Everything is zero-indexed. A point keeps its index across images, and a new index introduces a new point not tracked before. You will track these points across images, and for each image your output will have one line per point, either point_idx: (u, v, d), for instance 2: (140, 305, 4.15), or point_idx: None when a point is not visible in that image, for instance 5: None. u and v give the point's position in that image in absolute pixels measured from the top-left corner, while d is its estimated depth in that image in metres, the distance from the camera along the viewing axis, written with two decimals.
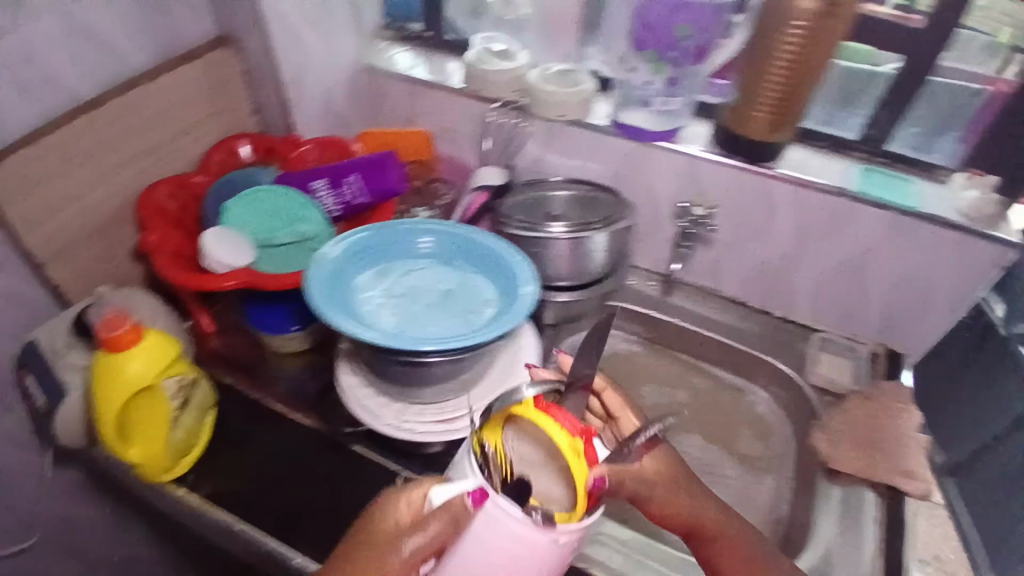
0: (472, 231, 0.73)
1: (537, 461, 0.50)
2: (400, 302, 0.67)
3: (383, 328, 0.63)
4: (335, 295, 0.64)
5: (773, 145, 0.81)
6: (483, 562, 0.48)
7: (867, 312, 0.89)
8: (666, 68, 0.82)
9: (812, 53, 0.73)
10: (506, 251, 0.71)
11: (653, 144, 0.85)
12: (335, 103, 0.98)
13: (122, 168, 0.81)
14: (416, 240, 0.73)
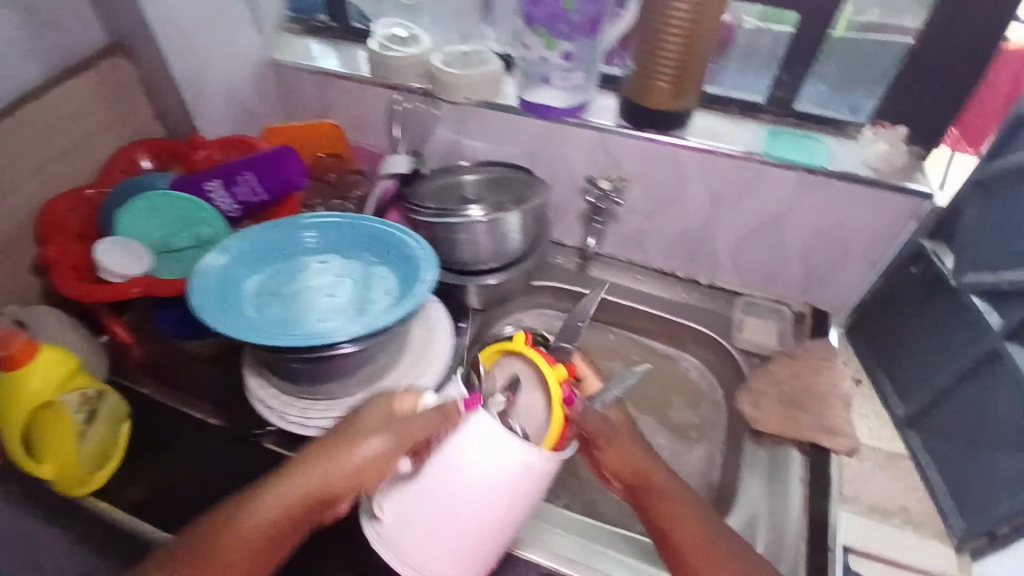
0: (371, 219, 0.72)
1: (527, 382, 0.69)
2: (299, 298, 0.67)
3: (278, 325, 0.62)
4: (227, 299, 0.63)
5: (678, 112, 0.79)
6: (466, 472, 0.56)
7: (789, 273, 0.89)
8: (558, 43, 0.78)
9: (702, 17, 0.71)
10: (405, 237, 0.70)
11: (560, 120, 0.84)
12: (242, 97, 0.97)
13: (16, 184, 0.78)
14: (316, 235, 0.72)
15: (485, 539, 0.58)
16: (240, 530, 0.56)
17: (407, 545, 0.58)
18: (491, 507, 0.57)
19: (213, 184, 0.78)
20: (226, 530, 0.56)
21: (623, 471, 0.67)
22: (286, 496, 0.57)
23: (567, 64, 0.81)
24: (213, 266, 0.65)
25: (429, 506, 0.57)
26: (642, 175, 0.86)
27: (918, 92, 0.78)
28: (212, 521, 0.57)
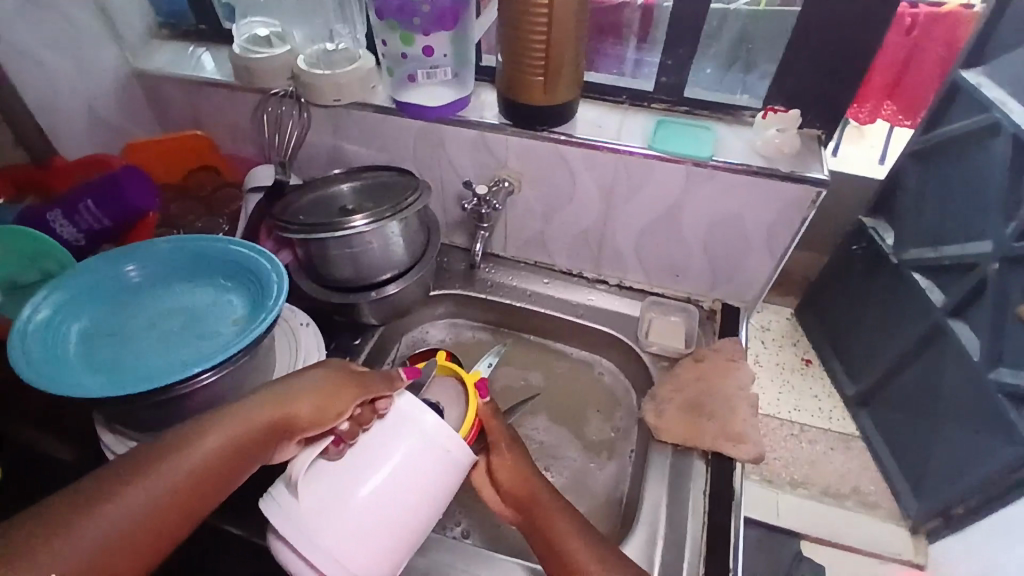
0: (212, 240, 0.65)
1: (450, 390, 0.66)
2: (149, 339, 0.60)
3: (121, 373, 0.56)
4: (55, 352, 0.55)
5: (557, 106, 0.73)
6: (388, 462, 0.51)
7: (694, 267, 0.84)
8: (416, 39, 0.73)
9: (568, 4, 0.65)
10: (252, 255, 0.64)
11: (439, 122, 0.78)
12: (107, 113, 0.89)
13: None
14: (161, 265, 0.65)
15: (400, 542, 0.51)
16: (180, 462, 0.48)
17: (315, 536, 0.48)
18: (427, 481, 0.52)
19: (52, 214, 0.69)
20: (163, 460, 0.48)
21: (511, 493, 0.62)
22: (234, 428, 0.51)
23: (432, 60, 0.76)
24: (34, 321, 0.56)
25: (357, 480, 0.50)
26: (533, 173, 0.80)
27: (808, 69, 0.73)
28: (146, 449, 0.49)
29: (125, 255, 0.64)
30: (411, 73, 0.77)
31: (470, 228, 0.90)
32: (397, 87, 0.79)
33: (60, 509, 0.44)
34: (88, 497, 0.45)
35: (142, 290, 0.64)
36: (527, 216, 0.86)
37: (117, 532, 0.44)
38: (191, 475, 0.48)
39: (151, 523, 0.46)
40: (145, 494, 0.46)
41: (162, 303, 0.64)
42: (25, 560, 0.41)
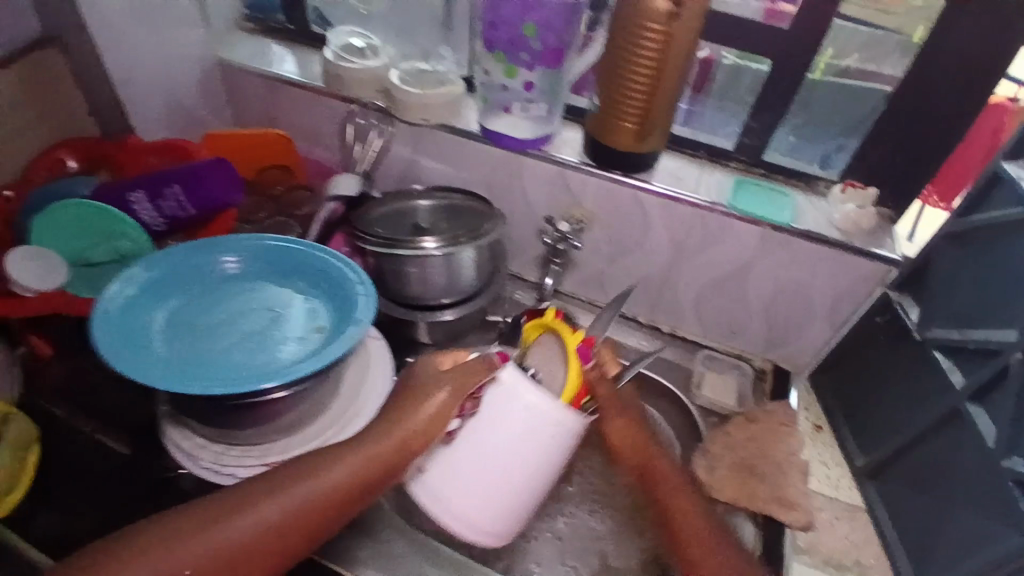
0: (303, 248, 0.65)
1: (554, 353, 0.65)
2: (234, 330, 0.60)
3: (202, 364, 0.56)
4: (138, 334, 0.56)
5: (643, 155, 0.76)
6: (496, 437, 0.56)
7: (752, 325, 0.85)
8: (518, 72, 0.74)
9: (674, 57, 0.68)
10: (343, 270, 0.64)
11: (523, 153, 0.79)
12: (186, 102, 0.88)
13: None
14: (246, 260, 0.65)
15: (517, 506, 0.59)
16: (289, 496, 0.53)
17: (450, 500, 0.58)
18: (534, 453, 0.57)
19: (137, 196, 0.69)
20: (277, 492, 0.53)
21: (627, 450, 0.65)
22: (359, 455, 0.56)
23: (528, 94, 0.77)
24: (121, 297, 0.57)
25: (465, 464, 0.57)
26: (609, 217, 0.81)
27: (888, 150, 0.75)
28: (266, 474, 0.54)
29: (222, 247, 0.65)
30: (506, 105, 0.79)
31: (539, 264, 0.91)
32: (487, 114, 0.80)
33: (214, 506, 0.52)
34: (213, 512, 0.51)
35: (225, 286, 0.64)
36: (593, 255, 0.86)
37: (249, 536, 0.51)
38: (297, 509, 0.53)
39: (273, 537, 0.51)
40: (279, 505, 0.52)
41: (249, 294, 0.64)
42: (185, 538, 0.50)
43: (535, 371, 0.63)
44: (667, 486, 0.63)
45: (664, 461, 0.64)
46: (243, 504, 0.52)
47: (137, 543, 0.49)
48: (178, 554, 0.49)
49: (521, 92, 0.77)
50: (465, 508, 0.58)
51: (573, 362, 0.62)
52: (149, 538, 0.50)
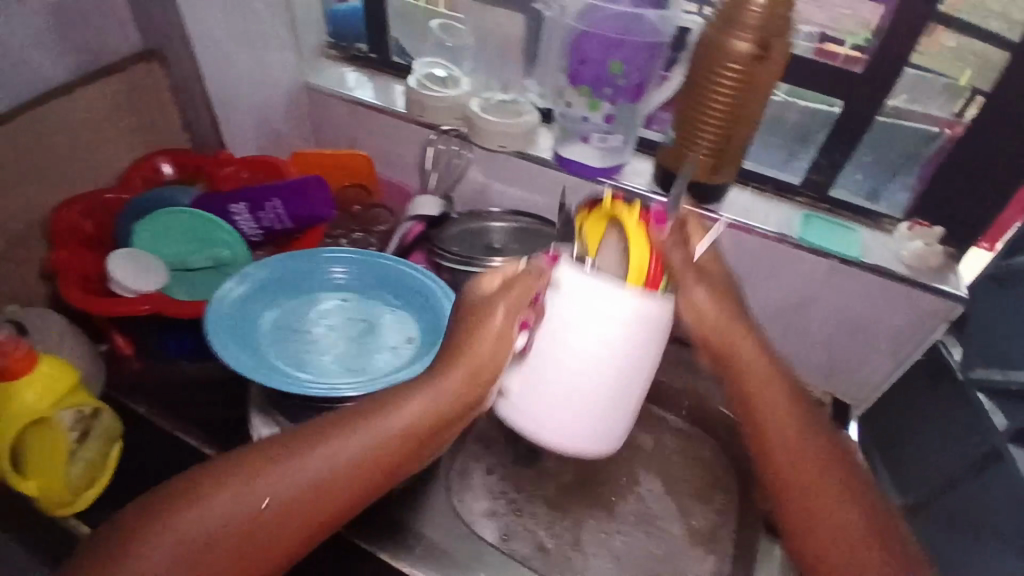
0: (393, 261, 0.69)
1: (614, 238, 0.54)
2: (329, 336, 0.64)
3: (302, 365, 0.60)
4: (245, 335, 0.60)
5: (715, 188, 0.79)
6: (564, 343, 0.52)
7: (813, 358, 0.87)
8: (601, 105, 0.78)
9: (747, 94, 0.72)
10: (429, 285, 0.68)
11: (597, 180, 0.81)
12: (274, 121, 0.91)
13: (32, 184, 0.72)
14: (337, 270, 0.69)
15: (615, 412, 0.55)
16: (340, 441, 0.52)
17: (538, 415, 0.55)
18: (614, 357, 0.52)
19: (238, 207, 0.73)
20: (328, 437, 0.53)
21: (713, 334, 0.59)
22: (432, 393, 0.54)
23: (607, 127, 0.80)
24: (229, 295, 0.62)
25: (544, 377, 0.54)
26: None
27: (954, 191, 0.78)
28: (318, 420, 0.54)
29: (325, 258, 0.69)
30: (586, 133, 0.80)
31: None
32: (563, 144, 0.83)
33: (290, 441, 0.53)
34: (267, 457, 0.52)
35: (318, 292, 0.68)
36: None
37: (324, 469, 0.51)
38: (349, 453, 0.52)
39: (346, 471, 0.52)
40: (354, 439, 0.52)
41: (340, 302, 0.67)
42: (260, 470, 0.51)
43: (590, 263, 0.52)
44: (753, 376, 0.58)
45: (749, 346, 0.59)
46: (318, 437, 0.53)
47: (197, 484, 0.50)
48: (257, 485, 0.50)
49: (600, 125, 0.80)
50: (561, 427, 0.55)
51: (638, 247, 0.52)
52: (208, 479, 0.50)
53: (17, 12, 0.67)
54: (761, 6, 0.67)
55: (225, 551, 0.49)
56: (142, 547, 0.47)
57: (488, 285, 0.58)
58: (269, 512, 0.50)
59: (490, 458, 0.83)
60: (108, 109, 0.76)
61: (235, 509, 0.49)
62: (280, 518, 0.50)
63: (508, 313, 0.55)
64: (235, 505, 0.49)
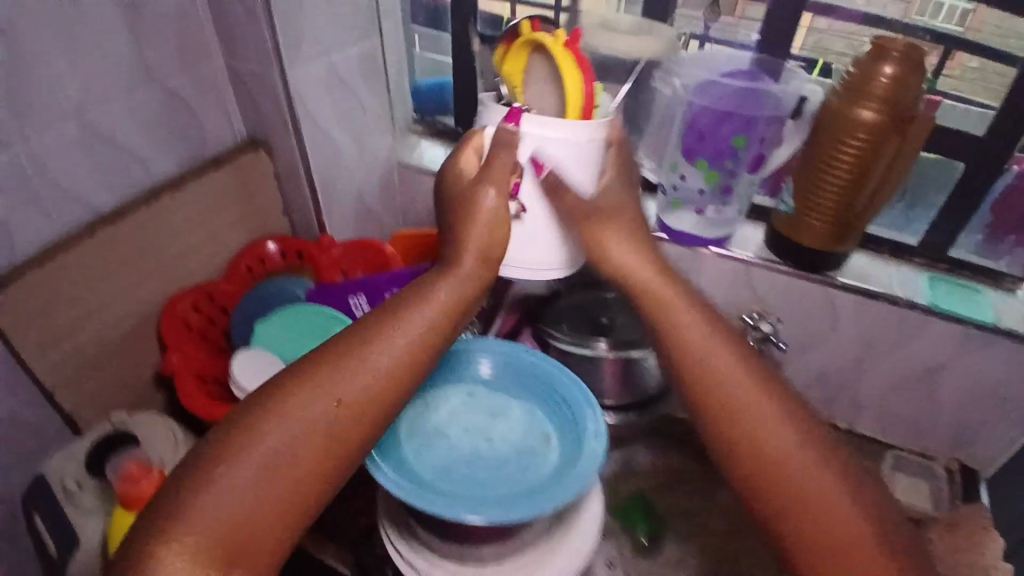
0: (530, 358, 0.67)
1: (542, 70, 0.63)
2: (469, 434, 0.62)
3: (443, 469, 0.58)
4: (391, 435, 0.60)
5: (837, 254, 0.77)
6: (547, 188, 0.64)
7: (936, 423, 0.86)
8: (720, 177, 0.76)
9: (874, 162, 0.70)
10: (569, 386, 0.64)
11: (703, 249, 0.79)
12: (369, 201, 0.90)
13: (145, 282, 0.71)
14: (477, 365, 0.68)
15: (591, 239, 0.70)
16: (387, 339, 0.52)
17: (538, 260, 0.69)
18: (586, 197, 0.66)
19: (358, 299, 0.75)
20: (374, 341, 0.52)
21: (643, 294, 0.61)
22: (452, 286, 0.57)
23: (724, 198, 0.78)
24: None
25: (536, 229, 0.67)
26: (789, 313, 0.82)
27: None
28: (347, 333, 0.53)
29: (474, 349, 0.69)
30: (700, 208, 0.78)
31: None
32: (668, 213, 0.81)
33: (324, 356, 0.51)
34: (319, 368, 0.50)
35: (457, 386, 0.66)
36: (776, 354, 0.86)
37: (371, 374, 0.51)
38: (399, 350, 0.52)
39: (391, 370, 0.52)
40: (391, 342, 0.52)
41: (478, 398, 0.65)
42: (304, 388, 0.49)
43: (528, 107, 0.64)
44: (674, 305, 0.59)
45: (635, 257, 0.62)
46: (353, 346, 0.52)
47: (255, 410, 0.48)
48: (306, 405, 0.48)
49: (715, 196, 0.78)
50: (540, 262, 0.69)
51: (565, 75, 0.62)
52: (268, 395, 0.48)
53: (132, 107, 0.66)
54: (890, 75, 0.65)
55: (301, 457, 0.47)
56: (215, 474, 0.44)
57: (467, 167, 0.63)
58: (323, 425, 0.48)
59: (608, 549, 0.71)
60: (215, 200, 0.75)
61: (304, 422, 0.48)
62: (340, 427, 0.49)
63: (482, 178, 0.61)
64: (289, 428, 0.47)
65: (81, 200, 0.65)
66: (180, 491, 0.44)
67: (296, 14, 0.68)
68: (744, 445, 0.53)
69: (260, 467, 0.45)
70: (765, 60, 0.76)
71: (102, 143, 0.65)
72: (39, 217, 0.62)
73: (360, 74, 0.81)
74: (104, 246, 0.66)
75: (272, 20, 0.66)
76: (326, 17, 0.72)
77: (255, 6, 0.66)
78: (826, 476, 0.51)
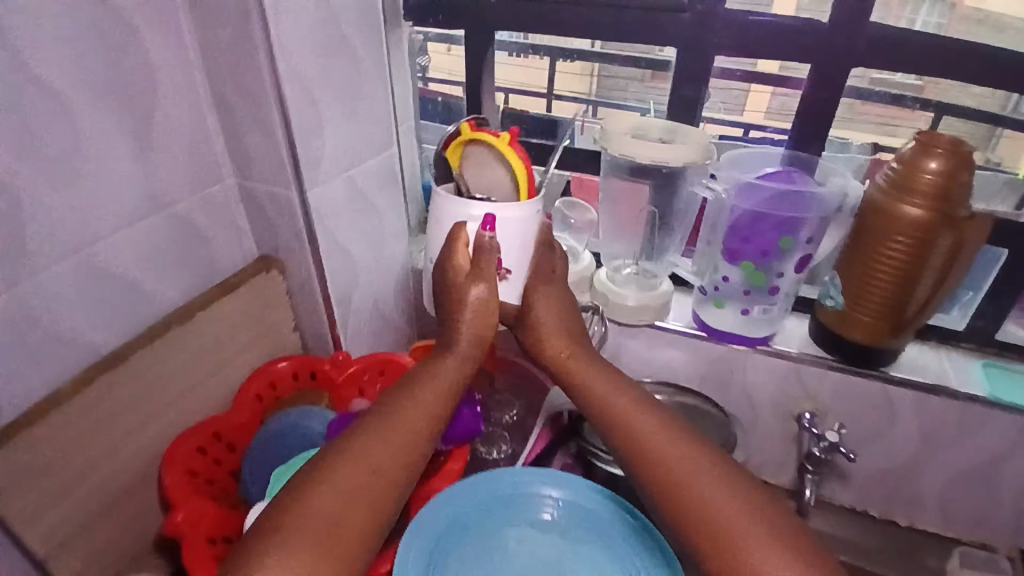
0: (603, 501, 0.60)
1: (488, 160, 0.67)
2: None
3: None
4: None
5: (891, 349, 0.72)
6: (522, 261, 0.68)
7: (1005, 518, 0.80)
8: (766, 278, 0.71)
9: (927, 256, 0.65)
10: (647, 542, 0.57)
11: (748, 349, 0.76)
12: (386, 308, 0.85)
13: (148, 425, 0.63)
14: (540, 504, 0.60)
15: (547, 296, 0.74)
16: (403, 412, 0.58)
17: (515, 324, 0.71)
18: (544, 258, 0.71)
19: None
20: (391, 415, 0.58)
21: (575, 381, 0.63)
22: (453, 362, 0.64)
23: (772, 298, 0.73)
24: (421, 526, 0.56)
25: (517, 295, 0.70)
26: (845, 410, 0.77)
27: None
28: (365, 419, 0.58)
29: (540, 479, 0.62)
30: (746, 307, 0.74)
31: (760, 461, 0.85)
32: (706, 311, 0.77)
33: (351, 439, 0.55)
34: (350, 442, 0.55)
35: (513, 524, 0.59)
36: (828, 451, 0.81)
37: (393, 442, 0.56)
38: (415, 421, 0.58)
39: (411, 437, 0.57)
40: (406, 414, 0.58)
41: (538, 544, 0.58)
42: (336, 466, 0.53)
43: (482, 197, 0.67)
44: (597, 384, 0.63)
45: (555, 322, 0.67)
46: (372, 424, 0.57)
47: (297, 490, 0.51)
48: (343, 478, 0.52)
49: (760, 297, 0.73)
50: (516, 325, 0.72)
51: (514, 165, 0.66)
52: (305, 479, 0.52)
53: (137, 237, 0.61)
54: (937, 169, 0.63)
55: (347, 524, 0.50)
56: (268, 556, 0.46)
57: (461, 263, 0.65)
58: (359, 492, 0.52)
59: None
60: (225, 327, 0.69)
61: (342, 496, 0.51)
62: (373, 492, 0.52)
63: (469, 273, 0.64)
64: (330, 500, 0.50)
65: (78, 343, 0.58)
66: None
67: (314, 129, 0.65)
68: (669, 488, 0.53)
69: (310, 544, 0.48)
70: (796, 155, 0.74)
71: (103, 277, 0.59)
72: (31, 368, 0.55)
73: (375, 181, 0.77)
74: (102, 392, 0.58)
75: (291, 139, 0.63)
76: (344, 131, 0.69)
77: (272, 126, 0.62)
78: (754, 523, 0.50)
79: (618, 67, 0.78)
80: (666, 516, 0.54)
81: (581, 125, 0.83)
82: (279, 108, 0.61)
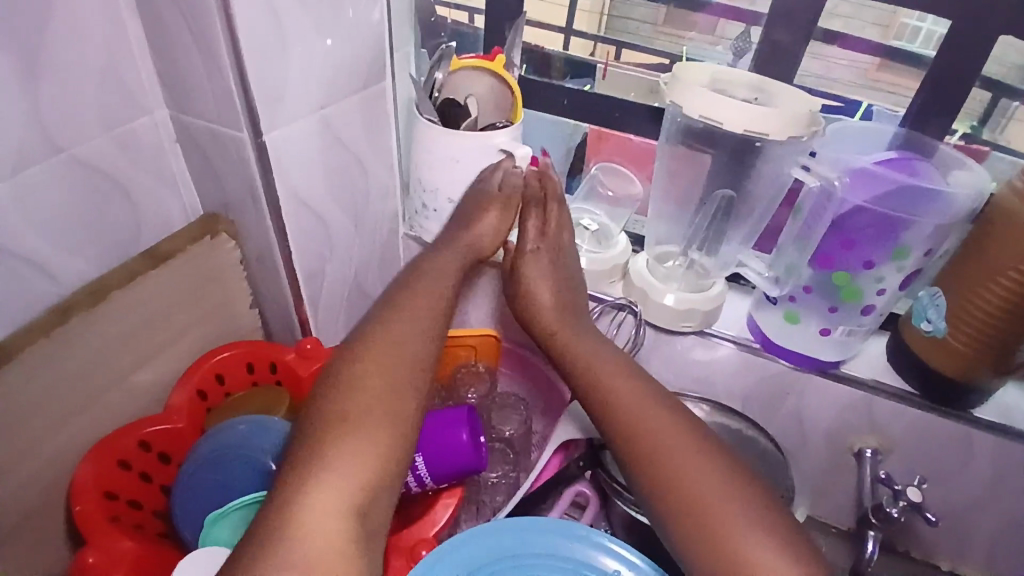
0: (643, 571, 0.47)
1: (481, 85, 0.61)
2: None
3: None
4: None
5: (985, 390, 0.58)
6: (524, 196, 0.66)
7: None
8: (862, 295, 0.57)
9: None
10: None
11: (809, 373, 0.62)
12: (367, 284, 0.69)
13: (55, 432, 0.48)
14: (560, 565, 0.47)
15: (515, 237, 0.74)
16: (412, 309, 0.52)
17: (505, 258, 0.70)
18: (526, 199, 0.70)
19: None
20: (401, 314, 0.52)
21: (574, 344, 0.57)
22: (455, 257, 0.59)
23: (862, 320, 0.59)
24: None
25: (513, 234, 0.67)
26: (915, 448, 0.65)
27: None
28: (374, 316, 0.52)
29: (595, 543, 0.48)
30: (826, 326, 0.60)
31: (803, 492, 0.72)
32: (762, 320, 0.63)
33: (370, 338, 0.49)
34: (365, 339, 0.49)
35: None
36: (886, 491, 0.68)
37: (414, 340, 0.50)
38: (422, 323, 0.52)
39: (429, 335, 0.52)
40: (421, 313, 0.52)
41: None
42: (366, 368, 0.47)
43: (499, 123, 0.61)
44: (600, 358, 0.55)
45: (547, 282, 0.61)
46: (382, 324, 0.51)
47: (333, 388, 0.45)
48: (378, 375, 0.46)
49: (848, 317, 0.59)
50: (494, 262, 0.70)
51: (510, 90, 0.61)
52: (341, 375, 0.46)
53: (21, 195, 0.43)
54: None
55: (402, 420, 0.45)
56: (339, 446, 0.42)
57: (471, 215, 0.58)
58: (398, 388, 0.47)
59: None
60: (156, 310, 0.52)
61: (388, 374, 0.47)
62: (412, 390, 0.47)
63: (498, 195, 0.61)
64: (376, 401, 0.45)
65: None
66: (302, 475, 0.40)
67: (276, 51, 0.46)
68: (665, 458, 0.48)
69: (377, 421, 0.44)
70: (912, 136, 0.58)
71: None
72: None
73: (361, 126, 0.59)
74: None
75: (241, 64, 0.44)
76: (318, 55, 0.51)
77: (215, 43, 0.44)
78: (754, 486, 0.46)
79: (631, 5, 0.64)
80: (652, 505, 0.48)
81: (603, 69, 0.67)
82: (223, 16, 0.42)
